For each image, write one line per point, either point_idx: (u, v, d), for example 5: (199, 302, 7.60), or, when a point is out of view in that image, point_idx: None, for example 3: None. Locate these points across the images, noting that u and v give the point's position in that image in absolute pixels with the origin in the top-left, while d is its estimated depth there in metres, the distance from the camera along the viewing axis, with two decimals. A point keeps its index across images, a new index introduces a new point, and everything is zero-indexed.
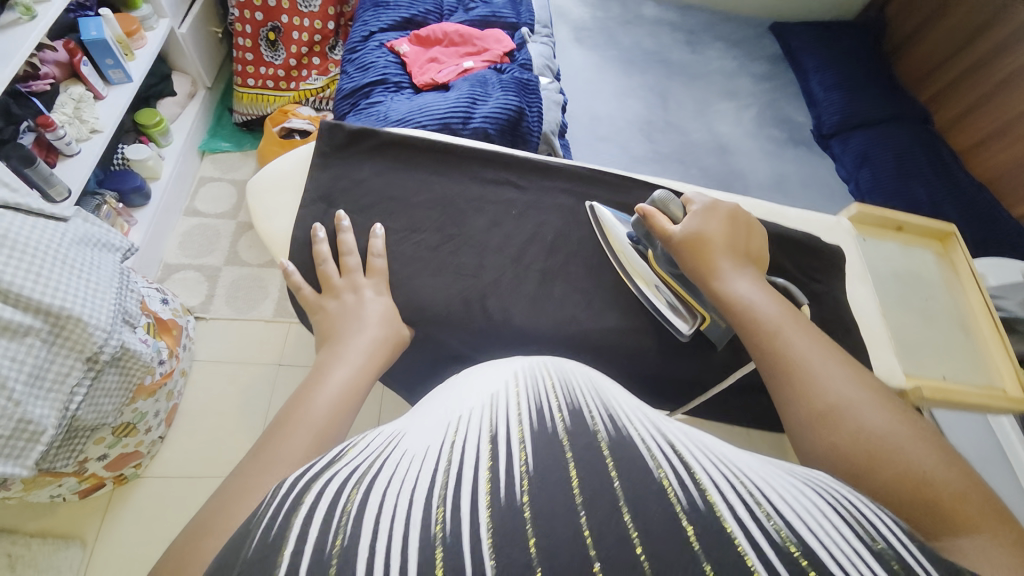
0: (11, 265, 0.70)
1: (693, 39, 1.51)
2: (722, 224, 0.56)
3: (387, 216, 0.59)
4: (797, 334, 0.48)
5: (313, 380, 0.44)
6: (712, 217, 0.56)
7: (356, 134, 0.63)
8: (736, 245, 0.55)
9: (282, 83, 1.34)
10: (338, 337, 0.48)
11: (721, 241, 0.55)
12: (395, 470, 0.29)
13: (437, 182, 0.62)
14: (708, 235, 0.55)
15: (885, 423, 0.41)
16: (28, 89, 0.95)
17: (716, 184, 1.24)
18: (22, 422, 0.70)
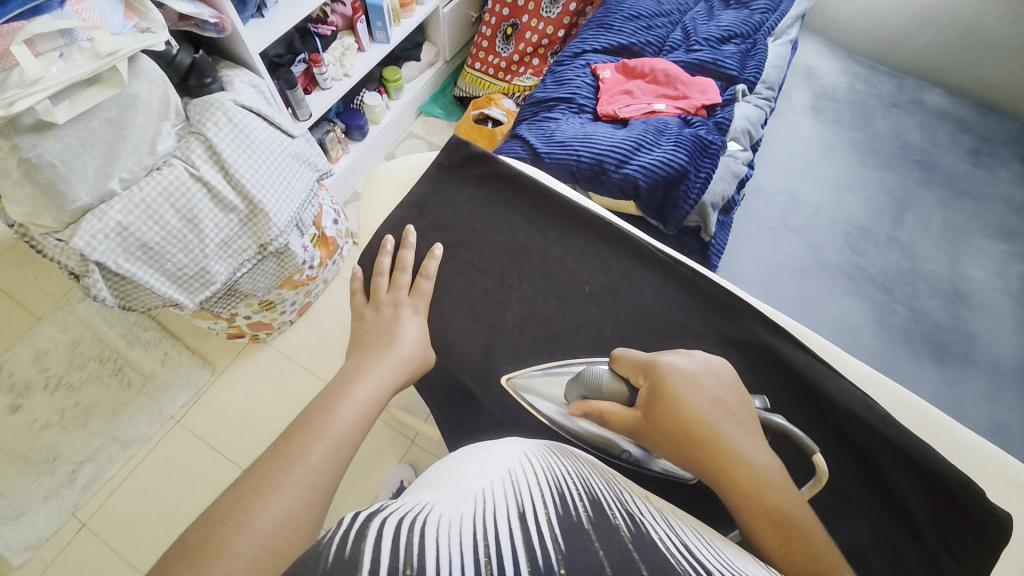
0: (239, 154, 0.92)
1: (981, 148, 1.16)
2: (703, 386, 0.46)
3: (487, 243, 0.62)
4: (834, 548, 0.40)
5: (341, 388, 0.49)
6: (692, 381, 0.46)
7: (473, 157, 0.67)
8: (731, 412, 0.45)
9: (500, 73, 1.46)
10: (368, 348, 0.54)
11: (718, 418, 0.44)
12: (433, 523, 0.30)
13: (546, 229, 0.63)
14: (699, 405, 0.44)
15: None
16: (315, 30, 1.20)
17: (920, 335, 0.95)
18: (202, 271, 0.93)
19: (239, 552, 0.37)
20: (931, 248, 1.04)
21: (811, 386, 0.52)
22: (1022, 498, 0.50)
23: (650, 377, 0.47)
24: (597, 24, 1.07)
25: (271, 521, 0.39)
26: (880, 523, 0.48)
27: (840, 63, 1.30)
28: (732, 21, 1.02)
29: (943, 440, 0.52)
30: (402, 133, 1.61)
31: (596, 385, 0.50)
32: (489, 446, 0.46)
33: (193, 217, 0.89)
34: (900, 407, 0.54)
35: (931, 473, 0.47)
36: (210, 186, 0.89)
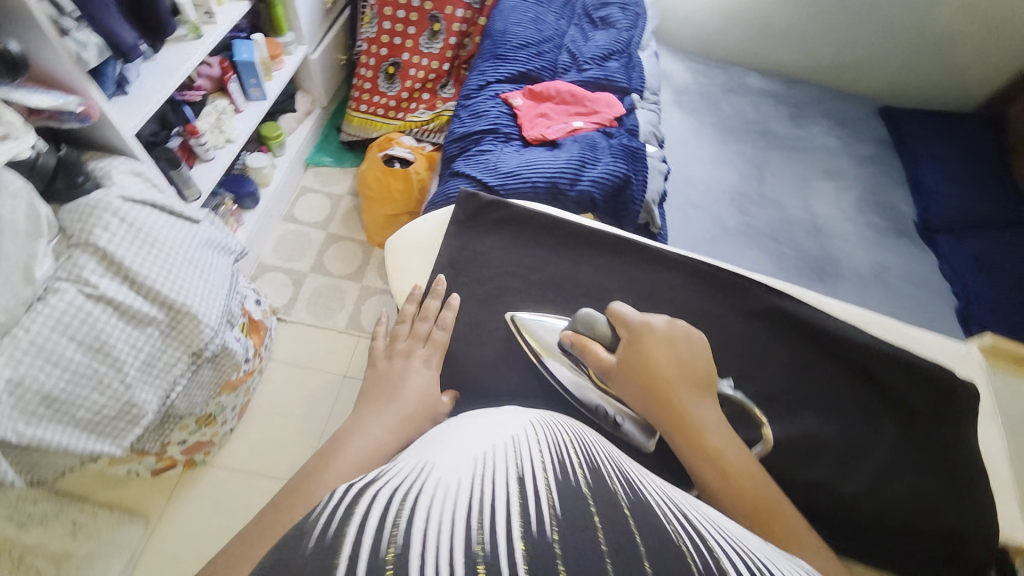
0: (142, 255, 0.77)
1: (797, 113, 1.48)
2: (670, 348, 0.51)
3: (506, 289, 0.65)
4: (771, 491, 0.46)
5: (342, 442, 0.47)
6: (660, 341, 0.52)
7: (485, 206, 0.70)
8: (692, 373, 0.51)
9: (392, 112, 1.43)
10: (373, 401, 0.52)
11: (680, 378, 0.50)
12: (428, 495, 0.30)
13: (556, 263, 0.67)
14: (663, 368, 0.50)
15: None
16: (183, 98, 1.07)
17: (808, 266, 1.19)
18: (127, 405, 0.75)
19: None
20: (792, 198, 1.30)
21: (813, 330, 0.63)
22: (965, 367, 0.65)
23: (631, 331, 0.53)
24: (491, 56, 1.13)
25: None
26: (900, 421, 0.59)
27: (682, 62, 1.54)
28: (606, 40, 1.16)
29: (908, 341, 0.66)
30: (295, 190, 1.49)
31: (591, 325, 0.56)
32: (491, 413, 0.47)
33: (103, 346, 0.72)
34: (878, 328, 0.66)
35: (916, 368, 0.60)
36: (117, 303, 0.73)
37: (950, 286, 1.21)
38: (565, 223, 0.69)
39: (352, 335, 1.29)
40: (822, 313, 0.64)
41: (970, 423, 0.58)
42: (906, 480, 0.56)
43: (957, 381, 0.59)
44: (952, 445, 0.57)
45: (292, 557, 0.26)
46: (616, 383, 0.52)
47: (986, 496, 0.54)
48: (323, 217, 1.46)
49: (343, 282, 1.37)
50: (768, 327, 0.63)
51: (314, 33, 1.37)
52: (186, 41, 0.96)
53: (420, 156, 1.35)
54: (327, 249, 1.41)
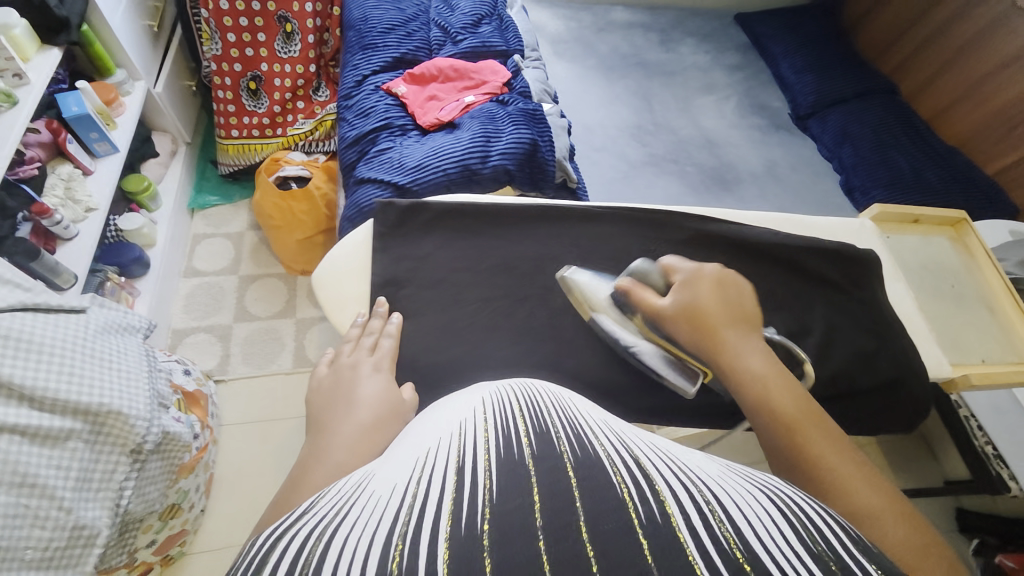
0: (33, 366, 0.67)
1: (666, 38, 1.55)
2: (721, 290, 0.52)
3: (456, 288, 0.64)
4: (811, 406, 0.43)
5: (311, 461, 0.40)
6: (711, 283, 0.53)
7: (406, 212, 0.68)
8: (737, 309, 0.51)
9: (268, 130, 1.31)
10: (328, 422, 0.45)
11: (726, 313, 0.50)
12: (360, 511, 0.28)
13: (496, 248, 0.67)
14: (704, 305, 0.51)
15: (875, 488, 0.37)
16: (15, 176, 0.90)
17: (713, 178, 1.27)
18: (76, 530, 0.67)
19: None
20: (683, 120, 1.37)
21: (738, 240, 0.68)
22: (863, 238, 0.74)
23: (685, 276, 0.55)
24: (360, 47, 1.05)
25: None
26: (827, 297, 0.66)
27: (550, 11, 1.54)
28: (471, 6, 1.13)
29: (815, 228, 0.73)
30: (187, 241, 1.34)
31: (646, 275, 0.59)
32: (454, 404, 0.46)
33: (27, 477, 0.63)
34: (789, 224, 0.73)
35: (828, 249, 0.68)
36: (24, 429, 0.64)
37: (831, 164, 1.36)
38: (488, 205, 0.69)
39: (301, 372, 1.22)
40: (739, 223, 0.70)
41: (877, 284, 0.68)
42: (843, 346, 0.63)
43: (860, 251, 0.68)
44: (872, 304, 0.66)
45: None
46: (661, 320, 0.54)
47: (903, 340, 0.64)
48: (229, 261, 1.34)
49: (274, 321, 1.27)
50: (700, 249, 0.68)
51: (149, 63, 1.21)
52: (2, 112, 0.81)
53: (315, 169, 1.25)
54: (246, 294, 1.30)
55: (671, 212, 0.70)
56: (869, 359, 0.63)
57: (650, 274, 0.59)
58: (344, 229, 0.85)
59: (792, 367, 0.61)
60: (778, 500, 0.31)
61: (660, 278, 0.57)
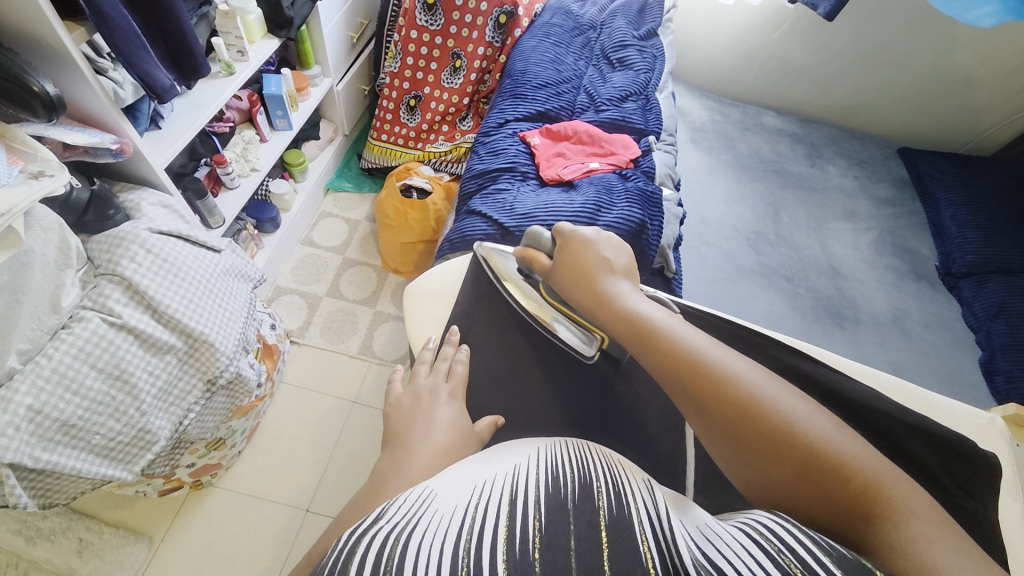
0: (164, 283, 0.79)
1: (814, 153, 1.49)
2: (594, 247, 0.59)
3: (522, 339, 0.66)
4: (677, 324, 0.50)
5: (388, 479, 0.43)
6: (584, 245, 0.59)
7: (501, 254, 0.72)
8: (610, 263, 0.58)
9: (411, 142, 1.47)
10: (405, 440, 0.48)
11: (597, 267, 0.57)
12: (427, 525, 0.32)
13: None
14: (581, 259, 0.58)
15: (751, 373, 0.45)
16: (212, 129, 1.12)
17: (826, 308, 1.17)
18: (141, 432, 0.76)
19: None
20: (808, 238, 1.29)
21: (830, 389, 0.62)
22: (988, 437, 0.63)
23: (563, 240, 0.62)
24: (511, 94, 1.16)
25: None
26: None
27: (699, 101, 1.57)
28: (623, 81, 1.19)
29: (928, 405, 0.64)
30: (315, 215, 1.52)
31: (538, 240, 0.65)
32: (514, 445, 0.48)
33: (123, 374, 0.73)
34: (897, 391, 0.65)
35: (940, 437, 0.58)
36: (137, 331, 0.75)
37: (974, 334, 1.19)
38: None
39: (362, 359, 1.30)
40: (837, 372, 0.64)
41: (994, 500, 0.57)
42: None
43: (982, 454, 0.58)
44: (982, 519, 0.55)
45: None
46: (554, 281, 0.61)
47: None
48: (340, 241, 1.49)
49: (357, 306, 1.38)
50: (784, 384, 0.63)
51: (341, 65, 1.42)
52: (219, 77, 1.02)
53: (437, 187, 1.37)
54: (343, 274, 1.43)
55: (763, 337, 0.66)
56: None
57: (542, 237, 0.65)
58: (444, 249, 0.92)
59: None
60: (768, 542, 0.31)
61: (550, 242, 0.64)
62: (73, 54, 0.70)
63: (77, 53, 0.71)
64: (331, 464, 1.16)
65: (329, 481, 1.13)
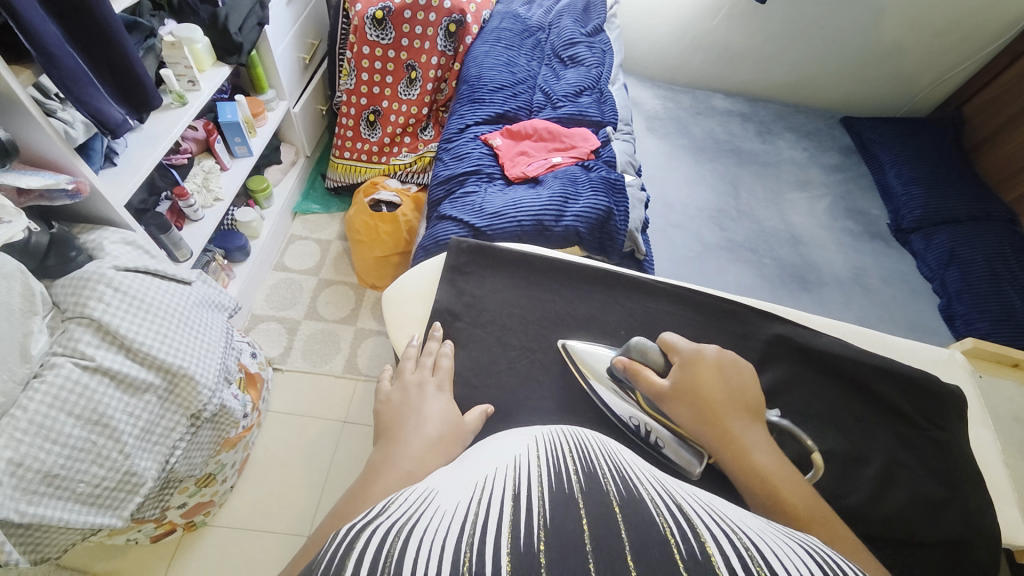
0: (136, 322, 0.77)
1: (764, 130, 1.55)
2: (719, 372, 0.54)
3: (505, 331, 0.67)
4: (813, 504, 0.47)
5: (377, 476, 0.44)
6: (712, 367, 0.54)
7: (476, 253, 0.74)
8: (740, 398, 0.53)
9: (375, 157, 1.48)
10: (395, 433, 0.50)
11: (732, 401, 0.52)
12: (429, 519, 0.33)
13: (550, 301, 0.70)
14: (716, 384, 0.53)
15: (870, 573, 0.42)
16: (169, 161, 1.09)
17: (792, 275, 1.22)
18: (126, 475, 0.74)
19: None
20: (768, 210, 1.35)
21: (800, 345, 0.65)
22: (951, 372, 0.68)
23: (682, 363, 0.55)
24: (468, 100, 1.18)
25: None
26: (894, 427, 0.61)
27: (651, 90, 1.62)
28: (576, 77, 1.22)
29: (893, 348, 0.68)
30: (284, 239, 1.51)
31: (646, 354, 0.57)
32: (509, 435, 0.49)
33: (101, 417, 0.71)
34: (863, 338, 0.69)
35: (905, 377, 0.62)
36: (112, 372, 0.73)
37: (931, 283, 1.26)
38: (552, 260, 0.73)
39: (349, 378, 1.29)
40: (806, 328, 0.67)
41: (962, 428, 0.61)
42: (907, 487, 0.57)
43: (943, 387, 0.62)
44: (950, 446, 0.59)
45: None
46: (661, 402, 0.54)
47: (982, 499, 0.56)
48: (312, 263, 1.48)
49: (337, 325, 1.37)
50: (762, 346, 0.65)
51: (295, 87, 1.42)
52: (172, 108, 1.00)
53: (405, 198, 1.38)
54: (319, 295, 1.42)
55: (733, 302, 0.69)
56: (935, 509, 0.56)
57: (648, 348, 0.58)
58: (418, 256, 0.92)
59: (840, 495, 0.56)
60: (826, 565, 0.31)
61: (659, 356, 0.57)
62: (22, 98, 0.69)
63: (25, 96, 0.69)
64: (327, 487, 1.14)
65: (327, 503, 1.12)
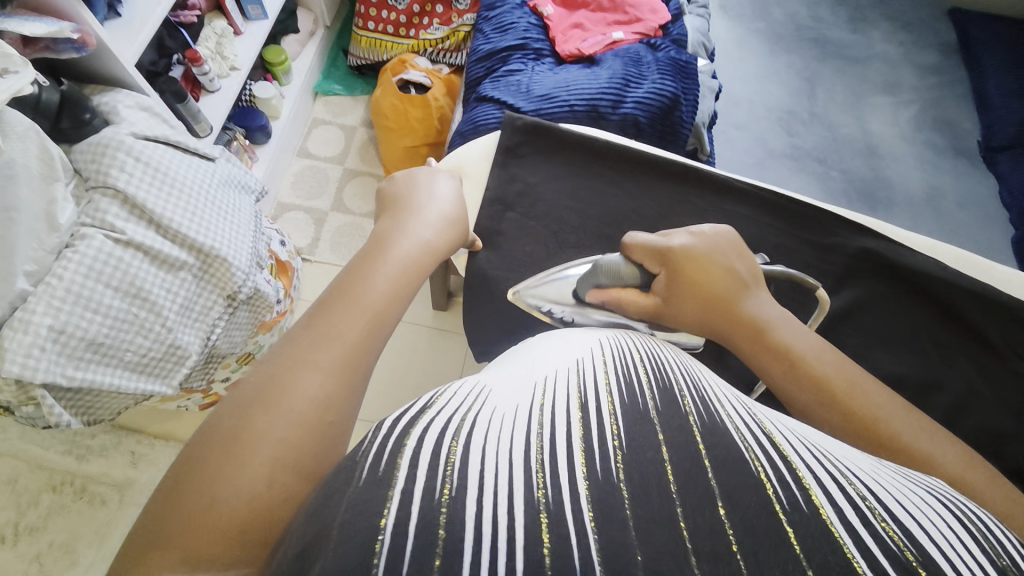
0: (161, 196, 0.73)
1: (858, 15, 1.31)
2: (713, 256, 0.50)
3: (561, 224, 0.65)
4: (844, 364, 0.43)
5: (375, 255, 0.45)
6: (703, 253, 0.50)
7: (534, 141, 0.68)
8: (741, 278, 0.49)
9: (402, 30, 1.31)
10: (392, 228, 0.50)
11: (731, 283, 0.48)
12: (488, 423, 0.28)
13: (611, 195, 0.66)
14: (711, 265, 0.49)
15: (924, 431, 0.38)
16: (177, 20, 0.96)
17: (860, 191, 1.10)
18: (171, 347, 0.75)
19: (280, 435, 0.30)
20: (846, 115, 1.18)
21: (891, 263, 0.62)
22: None
23: (665, 261, 0.51)
24: None
25: (235, 494, 0.28)
26: (977, 358, 0.57)
27: None
28: None
29: (991, 276, 0.62)
30: (306, 122, 1.41)
31: (617, 274, 0.54)
32: (564, 335, 0.45)
33: (139, 290, 0.71)
34: (958, 260, 0.63)
35: (993, 300, 0.58)
36: (146, 248, 0.71)
37: (1005, 211, 1.13)
38: (615, 148, 0.67)
39: None
40: (883, 239, 0.63)
41: None
42: (977, 416, 0.54)
43: None
44: None
45: (347, 488, 0.25)
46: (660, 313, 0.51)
47: None
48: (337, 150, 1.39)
49: (364, 219, 1.33)
50: (845, 260, 0.63)
51: None
52: None
53: (437, 80, 1.25)
54: (345, 187, 1.36)
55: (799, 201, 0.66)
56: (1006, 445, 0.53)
57: (619, 267, 0.54)
58: (454, 143, 0.83)
59: None
60: (961, 515, 0.26)
61: (630, 266, 0.53)
62: None
63: None
64: None
65: None
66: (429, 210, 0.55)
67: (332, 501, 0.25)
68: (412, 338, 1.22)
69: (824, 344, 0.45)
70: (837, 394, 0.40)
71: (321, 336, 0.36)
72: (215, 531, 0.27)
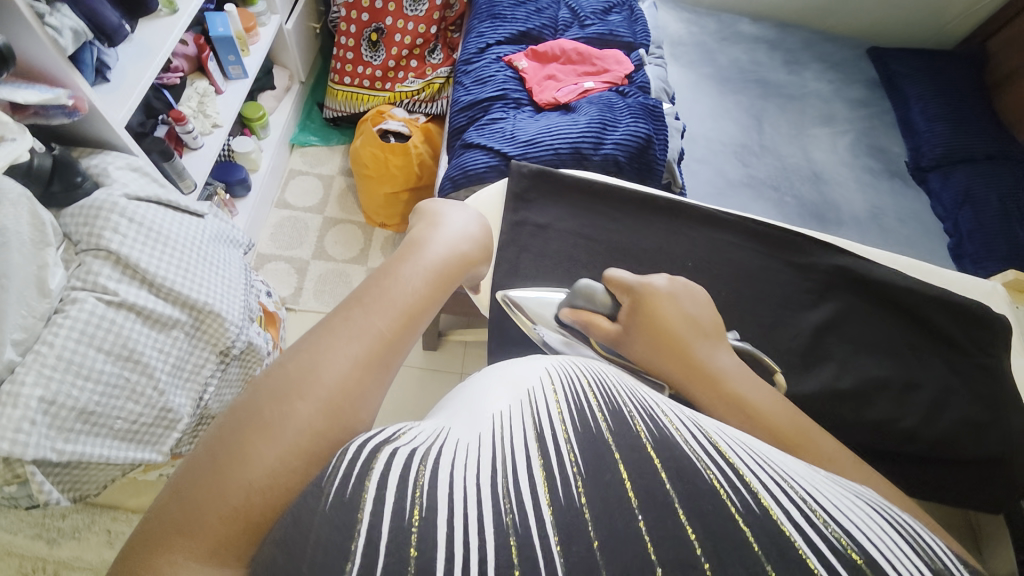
0: (156, 254, 0.73)
1: (791, 59, 1.48)
2: (674, 303, 0.49)
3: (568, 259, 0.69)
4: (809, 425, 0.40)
5: (404, 260, 0.46)
6: (664, 297, 0.50)
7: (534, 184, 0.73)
8: (699, 326, 0.48)
9: (378, 83, 1.37)
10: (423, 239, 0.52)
11: (688, 331, 0.47)
12: (448, 453, 0.24)
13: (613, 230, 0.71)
14: (671, 310, 0.48)
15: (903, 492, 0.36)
16: (160, 82, 1.00)
17: (812, 213, 1.21)
18: (163, 411, 0.72)
19: (304, 416, 0.29)
20: (791, 146, 1.31)
21: (859, 276, 0.68)
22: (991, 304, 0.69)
23: (633, 295, 0.51)
24: (488, 15, 1.07)
25: (264, 475, 0.26)
26: (947, 358, 0.64)
27: (674, 13, 1.51)
28: None
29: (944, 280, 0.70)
30: (283, 173, 1.42)
31: (592, 297, 0.54)
32: (502, 366, 0.39)
33: (132, 353, 0.68)
34: (916, 269, 0.71)
35: (957, 305, 0.65)
36: (138, 308, 0.69)
37: (942, 223, 1.27)
38: (611, 188, 0.73)
39: None
40: (851, 257, 0.70)
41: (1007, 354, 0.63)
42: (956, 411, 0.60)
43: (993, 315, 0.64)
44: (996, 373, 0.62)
45: (315, 519, 0.21)
46: (622, 345, 0.50)
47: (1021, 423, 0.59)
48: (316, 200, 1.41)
49: (347, 265, 1.33)
50: (822, 277, 0.70)
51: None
52: (162, 17, 0.89)
53: (415, 129, 1.29)
54: (326, 235, 1.36)
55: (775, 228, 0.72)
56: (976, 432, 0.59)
57: (594, 292, 0.55)
58: (445, 187, 0.87)
59: (897, 418, 0.60)
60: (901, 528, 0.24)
61: (605, 295, 0.54)
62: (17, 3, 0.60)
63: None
64: None
65: None
66: (460, 224, 0.57)
67: (299, 542, 0.20)
68: (403, 381, 1.21)
69: (781, 398, 0.42)
70: (802, 446, 0.37)
71: (355, 325, 0.36)
72: (244, 508, 0.25)
